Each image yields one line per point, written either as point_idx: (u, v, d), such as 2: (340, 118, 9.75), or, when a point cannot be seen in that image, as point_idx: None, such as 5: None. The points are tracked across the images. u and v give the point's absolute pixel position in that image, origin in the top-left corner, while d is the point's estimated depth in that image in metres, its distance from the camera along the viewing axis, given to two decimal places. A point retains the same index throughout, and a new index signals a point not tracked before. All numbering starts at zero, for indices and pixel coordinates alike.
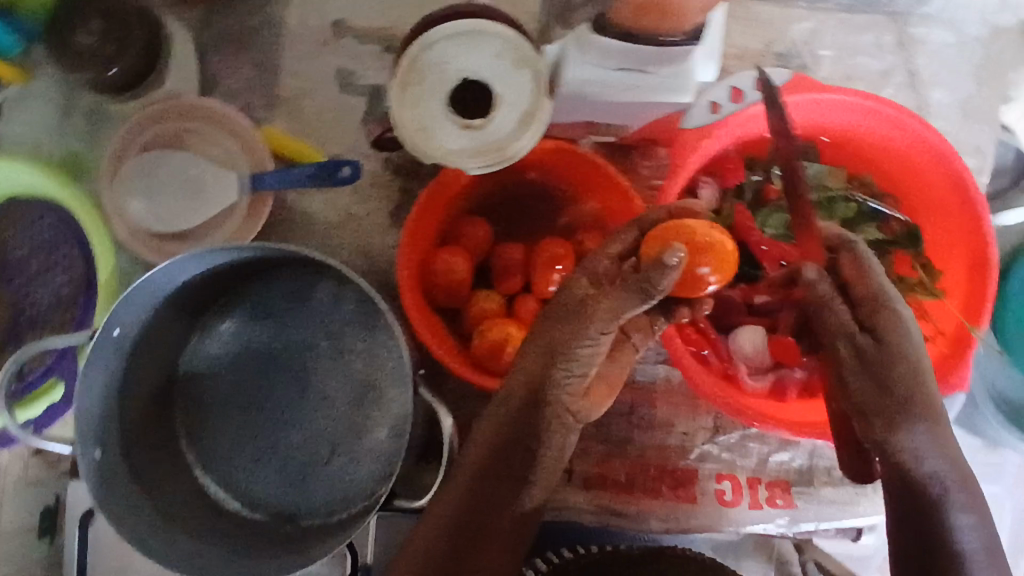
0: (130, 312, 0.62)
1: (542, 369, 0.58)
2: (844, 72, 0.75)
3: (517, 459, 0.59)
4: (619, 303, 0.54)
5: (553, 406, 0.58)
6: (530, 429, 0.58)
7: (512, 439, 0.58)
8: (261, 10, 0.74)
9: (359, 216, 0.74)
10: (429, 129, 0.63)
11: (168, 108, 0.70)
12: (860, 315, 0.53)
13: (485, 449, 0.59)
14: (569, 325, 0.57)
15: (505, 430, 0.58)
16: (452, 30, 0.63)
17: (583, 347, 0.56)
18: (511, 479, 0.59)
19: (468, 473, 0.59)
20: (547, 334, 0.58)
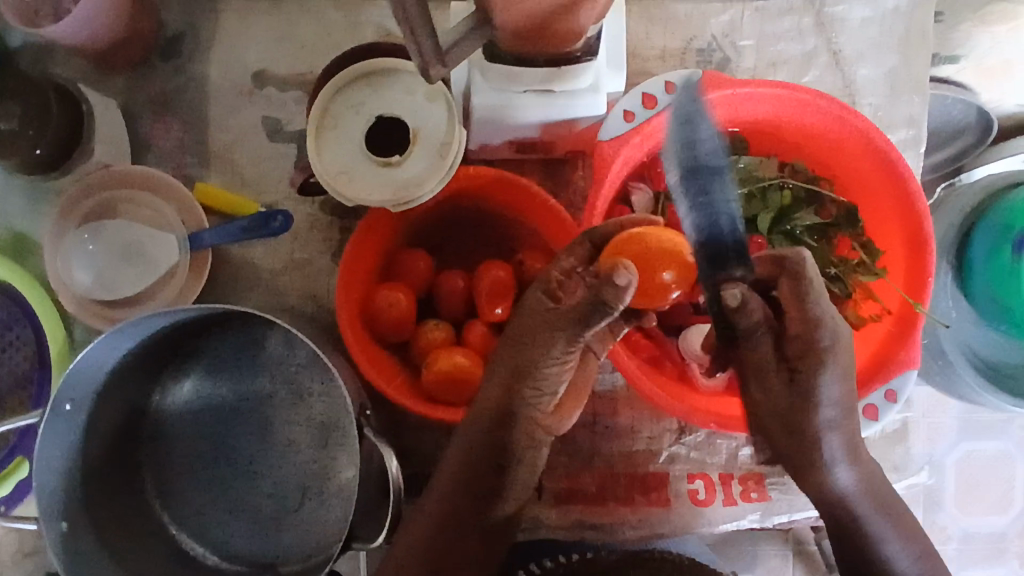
0: (79, 385, 0.62)
1: (506, 390, 0.57)
2: (767, 60, 0.75)
3: (488, 480, 0.58)
4: (575, 321, 0.54)
5: (523, 426, 0.58)
6: (500, 450, 0.58)
7: (482, 462, 0.58)
8: (183, 71, 0.76)
9: (302, 260, 0.75)
10: (349, 171, 0.63)
11: (101, 179, 0.71)
12: (790, 351, 0.56)
13: (456, 473, 0.59)
14: (530, 345, 0.56)
15: (475, 453, 0.58)
16: (360, 74, 0.64)
17: (550, 366, 0.56)
18: (486, 499, 0.59)
19: (441, 496, 0.59)
20: (512, 355, 0.57)
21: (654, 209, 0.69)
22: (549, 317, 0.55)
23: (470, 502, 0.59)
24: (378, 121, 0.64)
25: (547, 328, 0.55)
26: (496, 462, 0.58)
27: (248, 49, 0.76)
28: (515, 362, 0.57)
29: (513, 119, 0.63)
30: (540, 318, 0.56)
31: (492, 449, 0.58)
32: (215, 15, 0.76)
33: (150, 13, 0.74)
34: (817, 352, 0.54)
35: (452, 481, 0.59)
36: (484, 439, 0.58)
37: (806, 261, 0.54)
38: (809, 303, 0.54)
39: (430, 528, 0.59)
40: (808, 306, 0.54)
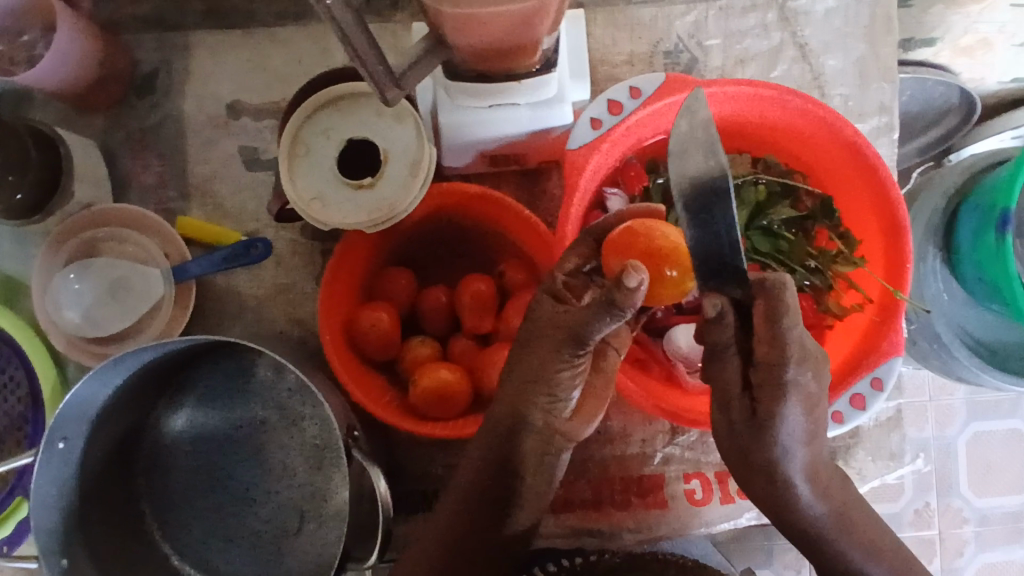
0: (71, 423, 0.63)
1: (515, 401, 0.57)
2: (734, 57, 0.75)
3: (497, 489, 0.58)
4: (584, 326, 0.52)
5: (534, 430, 0.57)
6: (509, 458, 0.57)
7: (490, 470, 0.58)
8: (159, 106, 0.77)
9: (287, 285, 0.75)
10: (322, 196, 0.63)
11: (84, 218, 0.73)
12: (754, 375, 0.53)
13: (467, 485, 0.59)
14: (537, 354, 0.55)
15: (487, 464, 0.58)
16: (328, 99, 0.65)
17: (562, 370, 0.55)
18: (497, 507, 0.58)
19: (453, 510, 0.59)
20: (519, 364, 0.56)
21: None
22: (555, 327, 0.54)
23: (484, 515, 0.58)
24: (348, 144, 0.65)
25: (554, 336, 0.54)
26: (505, 472, 0.58)
27: (220, 81, 0.77)
28: (523, 372, 0.56)
29: (482, 133, 0.64)
30: (545, 326, 0.55)
31: (500, 457, 0.58)
32: (186, 50, 0.77)
33: (123, 53, 0.76)
34: (779, 386, 0.52)
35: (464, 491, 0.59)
36: (494, 449, 0.58)
37: (786, 287, 0.49)
38: (783, 337, 0.49)
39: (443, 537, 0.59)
40: (782, 343, 0.50)
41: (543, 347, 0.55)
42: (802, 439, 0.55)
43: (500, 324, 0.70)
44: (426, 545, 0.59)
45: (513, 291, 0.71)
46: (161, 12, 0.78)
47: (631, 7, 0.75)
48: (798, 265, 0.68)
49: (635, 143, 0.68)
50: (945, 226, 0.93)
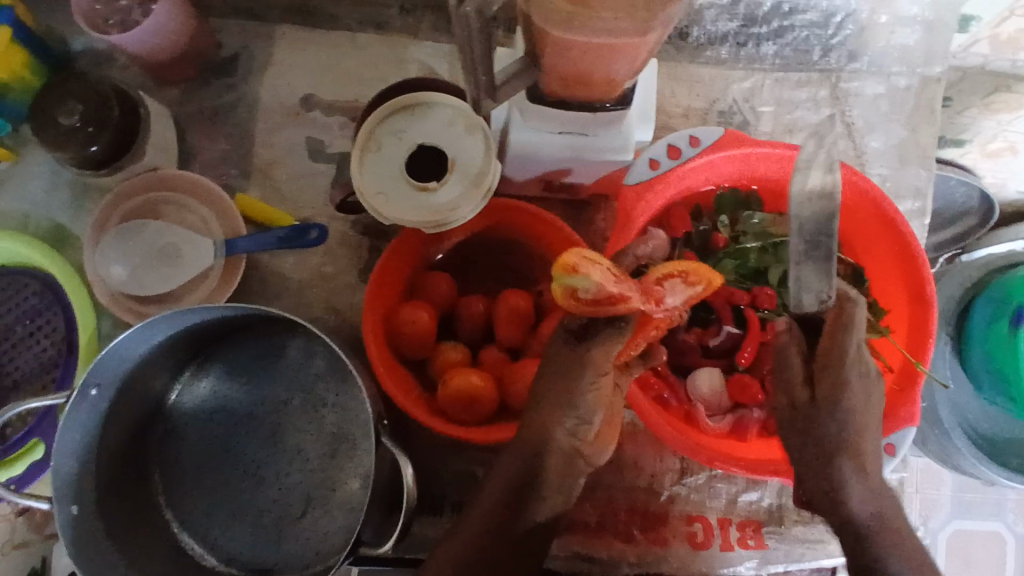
0: (107, 371, 0.65)
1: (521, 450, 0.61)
2: (784, 126, 0.80)
3: (517, 494, 0.60)
4: (573, 375, 0.60)
5: (558, 447, 0.61)
6: (531, 470, 0.60)
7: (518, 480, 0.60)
8: (234, 88, 0.81)
9: (330, 274, 0.78)
10: (386, 192, 0.66)
11: (148, 181, 0.76)
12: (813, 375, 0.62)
13: (501, 487, 0.60)
14: (550, 392, 0.60)
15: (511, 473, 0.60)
16: (406, 104, 0.68)
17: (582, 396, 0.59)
18: (518, 507, 0.60)
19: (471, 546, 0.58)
20: (543, 385, 0.61)
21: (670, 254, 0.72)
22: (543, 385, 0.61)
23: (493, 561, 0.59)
24: (419, 148, 0.68)
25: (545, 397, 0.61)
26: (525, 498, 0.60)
27: (299, 72, 0.81)
28: (543, 414, 0.60)
29: (547, 156, 0.67)
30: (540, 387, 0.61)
31: (524, 469, 0.60)
32: (269, 39, 0.81)
33: (209, 34, 0.80)
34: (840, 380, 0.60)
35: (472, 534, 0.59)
36: (513, 479, 0.60)
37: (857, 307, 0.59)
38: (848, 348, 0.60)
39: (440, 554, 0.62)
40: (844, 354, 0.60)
41: (562, 377, 0.60)
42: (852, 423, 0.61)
43: (530, 340, 0.73)
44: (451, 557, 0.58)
45: (551, 310, 0.73)
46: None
47: (693, 64, 0.81)
48: None
49: (688, 189, 0.72)
50: (958, 316, 0.96)
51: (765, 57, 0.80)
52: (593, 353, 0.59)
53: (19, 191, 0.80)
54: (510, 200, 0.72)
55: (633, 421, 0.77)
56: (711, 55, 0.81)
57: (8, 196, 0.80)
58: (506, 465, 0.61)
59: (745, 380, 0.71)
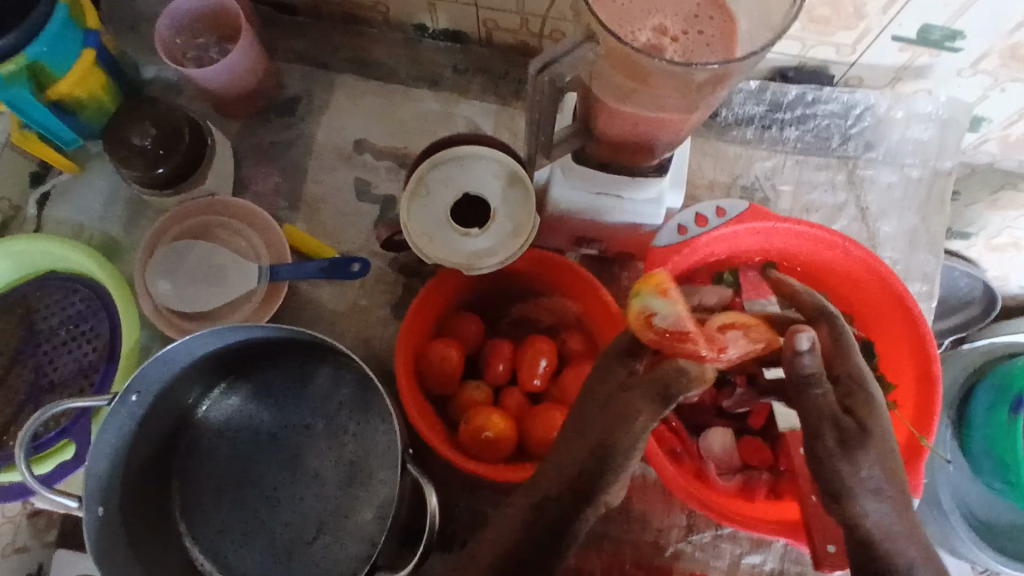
0: (148, 380, 0.68)
1: (565, 470, 0.53)
2: (802, 205, 0.86)
3: (535, 543, 0.51)
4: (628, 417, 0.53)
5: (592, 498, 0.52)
6: (557, 519, 0.51)
7: (539, 527, 0.51)
8: (292, 127, 0.87)
9: (364, 307, 0.81)
10: (431, 235, 0.71)
11: (203, 204, 0.80)
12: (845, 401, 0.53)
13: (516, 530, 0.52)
14: (580, 430, 0.55)
15: (527, 519, 0.52)
16: (455, 155, 0.74)
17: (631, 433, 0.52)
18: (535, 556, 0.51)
19: (486, 568, 0.51)
20: (576, 424, 0.55)
21: None
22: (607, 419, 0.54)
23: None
24: (464, 197, 0.73)
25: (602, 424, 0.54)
26: (548, 542, 0.51)
27: (353, 118, 0.87)
28: (574, 449, 0.53)
29: (584, 215, 0.72)
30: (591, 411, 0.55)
31: (547, 515, 0.52)
32: (329, 85, 0.87)
33: (274, 77, 0.86)
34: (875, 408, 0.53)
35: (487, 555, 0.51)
36: (554, 496, 0.52)
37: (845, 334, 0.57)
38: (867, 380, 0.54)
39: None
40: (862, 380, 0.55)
41: (598, 416, 0.54)
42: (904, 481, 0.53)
43: (551, 386, 0.76)
44: None
45: (571, 360, 0.77)
46: (316, 49, 0.89)
47: (721, 142, 0.87)
48: None
49: (710, 256, 0.76)
50: (960, 401, 0.99)
51: (787, 140, 0.86)
52: (630, 395, 0.53)
53: (78, 203, 0.85)
54: (543, 250, 0.76)
55: (643, 475, 0.79)
56: (737, 135, 0.87)
57: (68, 207, 0.85)
58: (521, 504, 0.53)
59: (755, 441, 0.75)
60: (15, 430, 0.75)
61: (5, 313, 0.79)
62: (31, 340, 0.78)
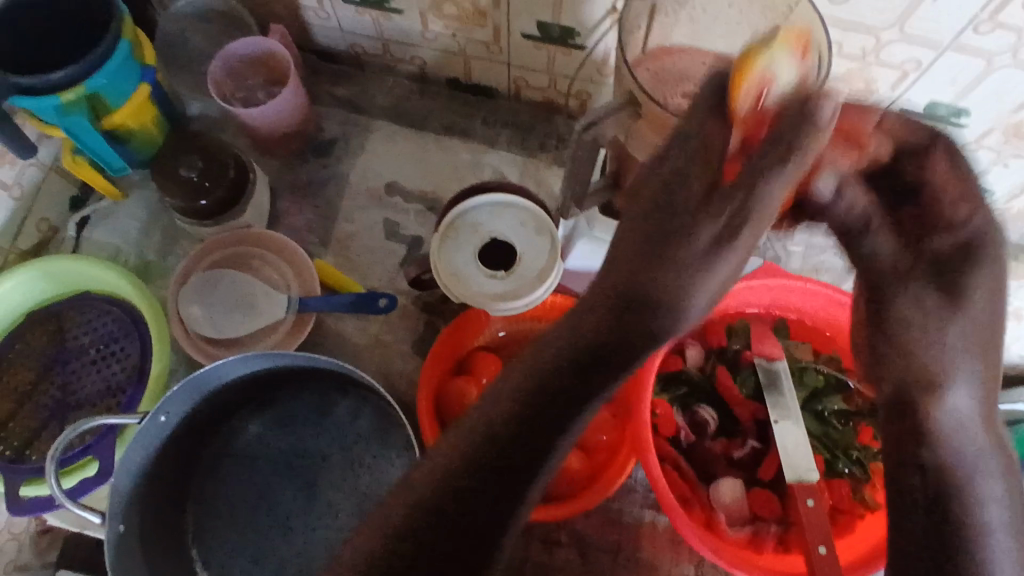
0: (176, 402, 0.69)
1: (574, 329, 0.47)
2: (811, 265, 0.90)
3: (573, 387, 0.47)
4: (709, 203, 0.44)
5: (638, 332, 0.46)
6: (603, 343, 0.46)
7: (578, 361, 0.47)
8: (328, 167, 0.91)
9: (386, 341, 0.84)
10: (460, 276, 0.75)
11: (238, 235, 0.83)
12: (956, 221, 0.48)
13: (544, 361, 0.47)
14: (629, 252, 0.46)
15: (564, 350, 0.47)
16: (484, 201, 0.78)
17: (702, 250, 0.44)
18: (566, 400, 0.47)
19: (501, 414, 0.47)
20: (625, 252, 0.46)
21: (703, 364, 0.82)
22: (608, 287, 0.47)
23: (498, 473, 0.46)
24: (492, 241, 0.77)
25: (606, 299, 0.47)
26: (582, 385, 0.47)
27: (386, 162, 0.91)
28: (631, 272, 0.46)
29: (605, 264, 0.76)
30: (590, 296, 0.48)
31: (590, 344, 0.46)
32: (365, 130, 0.92)
33: (315, 120, 0.91)
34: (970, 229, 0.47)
35: (476, 432, 0.47)
36: (554, 377, 0.47)
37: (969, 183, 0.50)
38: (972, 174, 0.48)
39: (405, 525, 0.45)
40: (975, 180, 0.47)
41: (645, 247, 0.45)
42: (973, 345, 0.48)
43: None
44: (476, 433, 0.47)
45: None
46: (355, 96, 0.94)
47: None
48: (841, 453, 0.76)
49: (723, 309, 0.79)
50: None
51: None
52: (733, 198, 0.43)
53: (117, 227, 0.89)
54: (565, 297, 0.79)
55: (653, 522, 0.80)
56: None
57: (107, 231, 0.89)
58: (558, 330, 0.48)
59: (767, 493, 0.75)
60: (38, 445, 0.76)
61: (38, 329, 0.81)
62: (61, 357, 0.80)
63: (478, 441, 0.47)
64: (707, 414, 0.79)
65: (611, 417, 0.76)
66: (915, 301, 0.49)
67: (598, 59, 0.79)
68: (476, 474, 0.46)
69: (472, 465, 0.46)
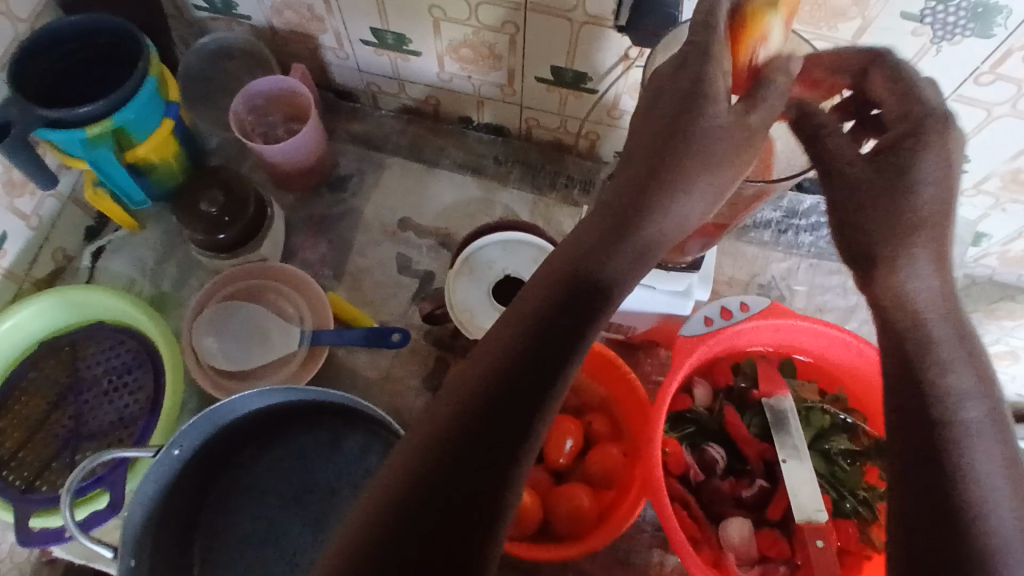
0: (191, 436, 0.70)
1: (548, 277, 0.54)
2: (815, 306, 0.91)
3: (558, 322, 0.51)
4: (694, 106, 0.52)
5: (611, 266, 0.54)
6: (584, 276, 0.53)
7: (560, 296, 0.52)
8: (342, 203, 0.93)
9: (398, 376, 0.85)
10: (473, 312, 0.77)
11: (255, 269, 0.85)
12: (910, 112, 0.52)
13: (525, 306, 0.52)
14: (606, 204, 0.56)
15: (540, 291, 0.53)
16: (498, 238, 0.80)
17: (680, 183, 0.54)
18: (556, 337, 0.51)
19: (493, 354, 0.50)
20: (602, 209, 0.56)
21: (711, 403, 0.82)
22: (591, 228, 0.55)
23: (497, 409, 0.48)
24: (505, 277, 0.79)
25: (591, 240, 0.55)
26: (569, 318, 0.52)
27: (399, 197, 0.93)
28: (606, 221, 0.55)
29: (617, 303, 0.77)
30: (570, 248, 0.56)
31: (569, 279, 0.53)
32: (379, 166, 0.94)
33: (331, 156, 0.93)
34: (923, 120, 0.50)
35: (477, 375, 0.49)
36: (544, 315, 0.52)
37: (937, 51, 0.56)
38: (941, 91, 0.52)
39: (417, 469, 0.46)
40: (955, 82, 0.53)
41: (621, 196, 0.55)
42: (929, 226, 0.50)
43: (578, 467, 0.79)
44: (468, 375, 0.50)
45: (598, 440, 0.80)
46: (370, 134, 0.96)
47: (740, 243, 0.93)
48: (848, 493, 0.77)
49: (732, 348, 0.80)
50: None
51: (802, 244, 0.93)
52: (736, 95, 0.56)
53: (134, 259, 0.90)
54: None
55: (661, 562, 0.80)
56: (756, 236, 0.93)
57: (122, 262, 0.90)
58: (533, 283, 0.54)
59: (773, 534, 0.75)
60: (49, 476, 0.75)
61: (51, 359, 0.81)
62: (74, 388, 0.80)
63: (477, 381, 0.49)
64: (716, 453, 0.79)
65: (620, 454, 0.77)
66: (859, 203, 0.52)
67: (609, 103, 0.82)
68: (478, 407, 0.48)
69: (473, 401, 0.48)
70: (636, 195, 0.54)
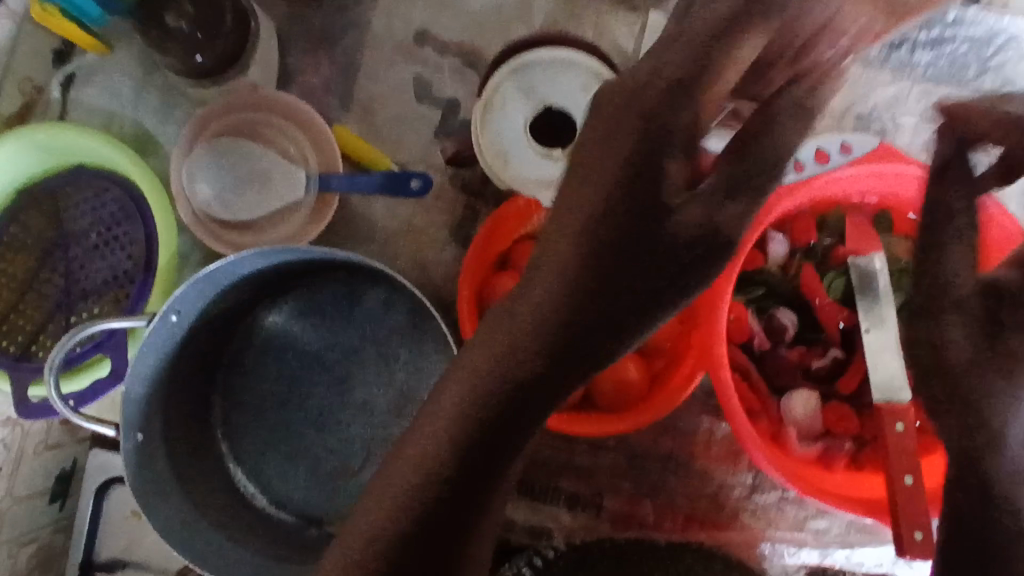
0: (188, 300, 0.61)
1: (585, 211, 0.44)
2: (922, 144, 0.75)
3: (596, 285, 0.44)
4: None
5: (658, 206, 0.44)
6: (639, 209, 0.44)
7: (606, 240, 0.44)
8: (345, 11, 0.75)
9: (421, 227, 0.74)
10: (508, 155, 0.64)
11: (247, 98, 0.71)
12: None
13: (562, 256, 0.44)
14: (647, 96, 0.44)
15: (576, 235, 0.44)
16: (539, 59, 0.65)
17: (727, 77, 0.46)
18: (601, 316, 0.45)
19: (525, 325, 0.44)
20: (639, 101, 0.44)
21: (786, 262, 0.70)
22: (635, 127, 0.44)
23: (525, 403, 0.44)
24: (547, 111, 0.65)
25: (622, 188, 0.44)
26: (610, 286, 0.44)
27: (415, 4, 0.75)
28: (650, 129, 0.44)
29: None
30: (600, 176, 0.44)
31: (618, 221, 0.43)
32: None
33: None
34: None
35: (493, 365, 0.44)
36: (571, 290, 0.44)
37: None
38: None
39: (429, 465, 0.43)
40: None
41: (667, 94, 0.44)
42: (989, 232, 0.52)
43: None
44: (489, 351, 0.44)
45: None
46: None
47: None
48: None
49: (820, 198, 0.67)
50: None
51: (918, 65, 0.74)
52: None
53: (106, 84, 0.76)
54: None
55: (711, 430, 0.74)
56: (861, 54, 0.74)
57: (96, 91, 0.76)
58: (560, 223, 0.44)
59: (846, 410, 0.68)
60: (45, 340, 0.70)
61: (33, 211, 0.71)
62: (59, 241, 0.72)
63: (506, 358, 0.44)
64: (787, 320, 0.69)
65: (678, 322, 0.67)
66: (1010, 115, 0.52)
67: None
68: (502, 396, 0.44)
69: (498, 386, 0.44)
70: (688, 89, 0.44)
